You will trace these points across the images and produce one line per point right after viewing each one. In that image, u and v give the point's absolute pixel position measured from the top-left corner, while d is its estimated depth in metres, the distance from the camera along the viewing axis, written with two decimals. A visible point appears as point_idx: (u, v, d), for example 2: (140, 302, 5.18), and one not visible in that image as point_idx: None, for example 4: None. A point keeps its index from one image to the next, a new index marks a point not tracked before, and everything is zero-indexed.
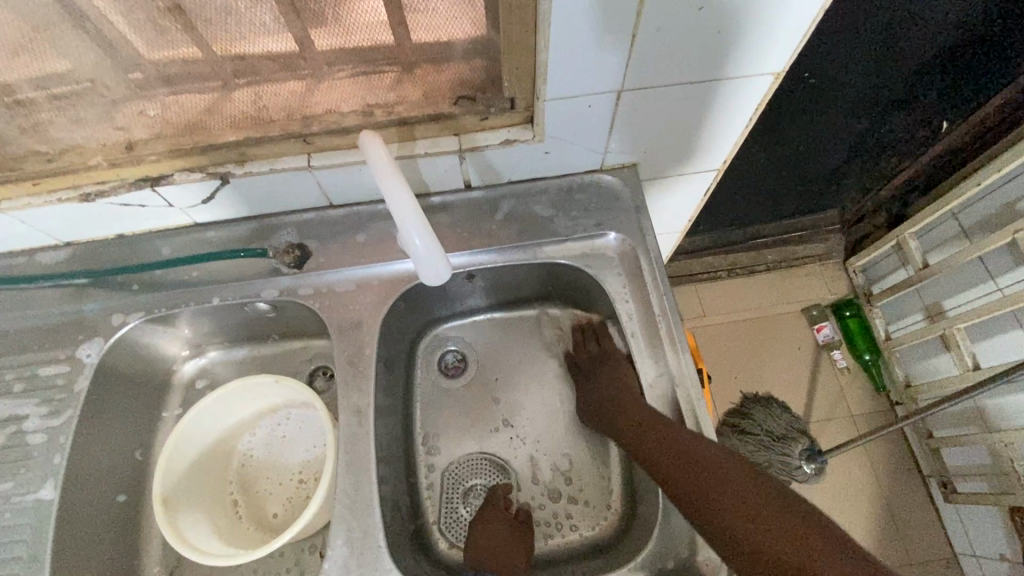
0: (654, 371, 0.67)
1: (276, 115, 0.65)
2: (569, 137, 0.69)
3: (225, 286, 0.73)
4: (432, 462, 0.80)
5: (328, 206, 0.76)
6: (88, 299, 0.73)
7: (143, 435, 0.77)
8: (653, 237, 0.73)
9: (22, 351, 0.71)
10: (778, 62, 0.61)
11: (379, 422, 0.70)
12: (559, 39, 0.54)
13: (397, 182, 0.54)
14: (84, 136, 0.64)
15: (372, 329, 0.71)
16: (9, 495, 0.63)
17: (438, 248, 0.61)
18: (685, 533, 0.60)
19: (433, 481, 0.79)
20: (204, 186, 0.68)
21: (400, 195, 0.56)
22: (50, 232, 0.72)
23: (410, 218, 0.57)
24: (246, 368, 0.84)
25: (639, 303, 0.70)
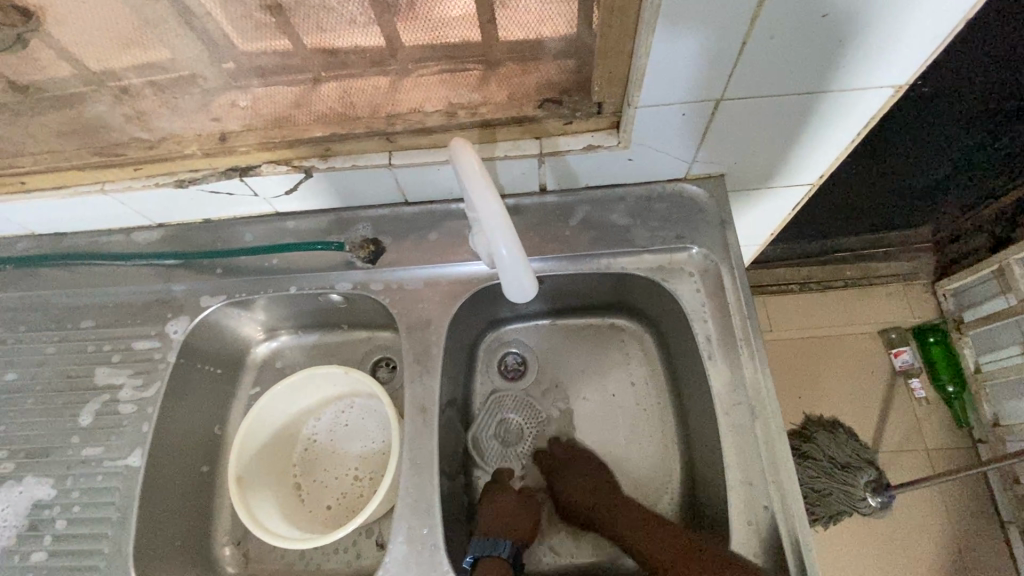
0: (721, 365, 0.64)
1: (362, 112, 0.66)
2: (656, 145, 0.66)
3: (302, 276, 0.75)
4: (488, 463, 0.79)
5: (403, 203, 0.77)
6: (176, 280, 0.76)
7: (221, 411, 0.81)
8: (738, 255, 0.69)
9: (117, 325, 0.75)
10: (902, 75, 0.56)
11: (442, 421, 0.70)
12: (665, 45, 0.51)
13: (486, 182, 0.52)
14: (181, 126, 0.66)
15: (440, 329, 0.71)
16: (102, 459, 0.68)
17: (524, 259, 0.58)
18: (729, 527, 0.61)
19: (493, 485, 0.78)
20: (290, 179, 0.70)
21: (488, 197, 0.53)
22: (146, 213, 0.76)
23: (497, 224, 0.54)
24: (314, 355, 0.86)
25: (718, 327, 0.66)
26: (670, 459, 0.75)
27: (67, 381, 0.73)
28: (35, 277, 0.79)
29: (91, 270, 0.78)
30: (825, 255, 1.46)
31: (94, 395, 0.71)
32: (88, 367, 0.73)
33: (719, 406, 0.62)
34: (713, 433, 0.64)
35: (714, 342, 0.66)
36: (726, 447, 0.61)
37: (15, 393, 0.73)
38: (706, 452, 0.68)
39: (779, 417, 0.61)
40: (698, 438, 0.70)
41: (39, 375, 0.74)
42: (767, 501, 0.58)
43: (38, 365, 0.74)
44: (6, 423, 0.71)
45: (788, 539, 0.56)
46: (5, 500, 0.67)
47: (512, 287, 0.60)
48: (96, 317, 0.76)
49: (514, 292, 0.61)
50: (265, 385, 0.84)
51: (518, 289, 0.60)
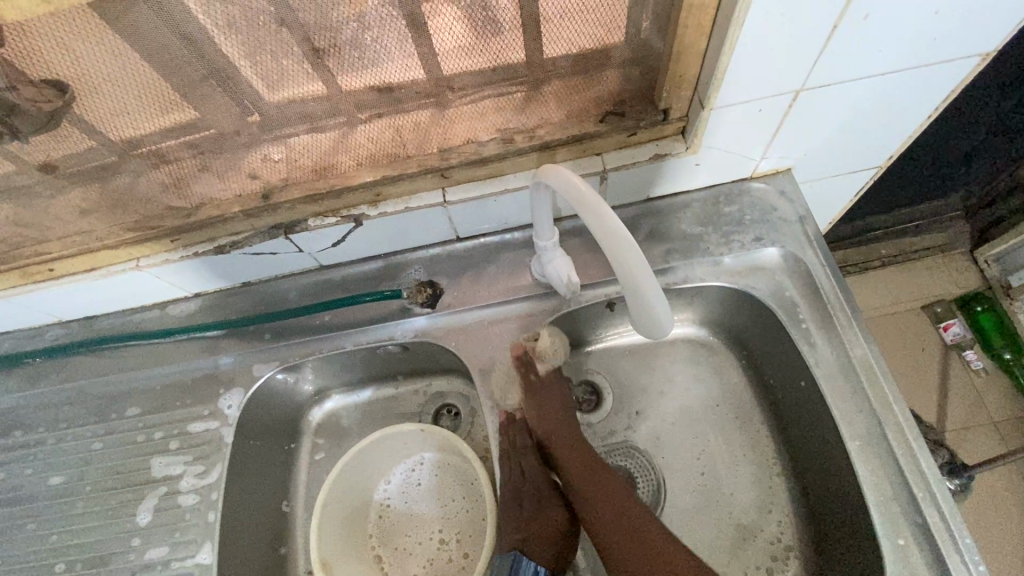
0: (832, 367, 0.60)
1: (412, 149, 0.62)
2: (725, 146, 0.62)
3: (357, 331, 0.70)
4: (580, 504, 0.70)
5: (455, 239, 0.72)
6: (222, 352, 0.71)
7: (283, 485, 0.75)
8: (824, 251, 0.65)
9: (166, 409, 0.70)
10: (992, 42, 0.53)
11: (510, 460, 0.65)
12: (749, 40, 0.48)
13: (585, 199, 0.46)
14: (220, 189, 0.62)
15: (515, 368, 0.66)
16: (168, 561, 0.62)
17: (654, 284, 0.48)
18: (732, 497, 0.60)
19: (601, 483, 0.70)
20: (338, 230, 0.66)
21: (594, 214, 0.46)
22: (184, 284, 0.71)
23: (614, 240, 0.46)
24: (371, 412, 0.80)
25: (818, 327, 0.62)
26: (776, 478, 0.68)
27: (119, 477, 0.67)
28: (70, 367, 0.73)
29: (129, 352, 0.73)
30: (858, 235, 1.41)
31: (151, 489, 0.66)
32: (141, 459, 0.67)
33: (840, 416, 0.58)
34: (833, 445, 0.60)
35: (819, 345, 0.61)
36: (858, 461, 0.56)
37: (62, 499, 0.67)
38: (822, 467, 0.62)
39: (909, 423, 0.57)
40: (807, 452, 0.65)
41: (86, 475, 0.68)
42: (918, 516, 0.53)
43: (84, 465, 0.68)
44: (58, 533, 0.65)
45: (947, 552, 0.51)
46: None
47: (645, 322, 0.52)
48: (142, 403, 0.70)
49: (652, 328, 0.52)
50: (325, 451, 0.78)
51: (652, 326, 0.52)
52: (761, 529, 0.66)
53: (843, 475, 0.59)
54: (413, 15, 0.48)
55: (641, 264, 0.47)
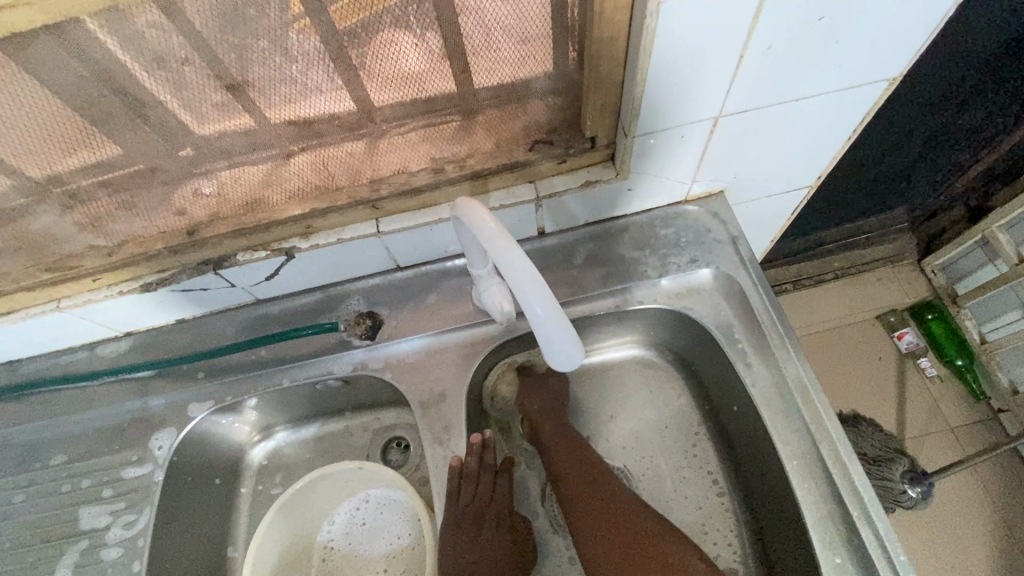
0: (766, 385, 0.61)
1: (342, 181, 0.61)
2: (653, 172, 0.63)
3: (294, 367, 0.69)
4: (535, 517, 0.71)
5: (394, 268, 0.71)
6: (152, 393, 0.68)
7: (221, 531, 0.71)
8: (756, 270, 0.65)
9: (90, 457, 0.66)
10: (897, 67, 0.55)
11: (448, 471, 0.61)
12: (659, 72, 0.49)
13: (495, 240, 0.44)
14: (143, 227, 0.60)
15: (456, 399, 0.65)
16: None
17: (564, 321, 0.47)
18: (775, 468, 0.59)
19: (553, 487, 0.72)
20: (270, 264, 0.64)
21: (506, 256, 0.44)
22: (111, 324, 0.68)
23: (524, 282, 0.44)
24: (315, 449, 0.77)
25: (753, 345, 0.63)
26: (721, 500, 0.68)
27: (37, 532, 0.63)
28: None
29: (52, 396, 0.70)
30: (812, 249, 1.44)
31: (70, 544, 0.62)
32: (64, 512, 0.63)
33: (776, 436, 0.58)
34: (773, 466, 0.60)
35: (754, 363, 0.62)
36: (795, 481, 0.56)
37: None
38: (766, 489, 0.62)
39: (843, 442, 0.57)
40: (750, 472, 0.65)
41: (3, 530, 0.63)
42: (854, 536, 0.53)
43: (0, 520, 0.64)
44: None
45: (883, 570, 0.51)
46: None
47: (558, 360, 0.50)
48: (66, 450, 0.67)
49: (559, 362, 0.51)
50: (266, 493, 0.75)
51: (564, 360, 0.50)
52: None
53: (784, 499, 0.58)
54: (332, 52, 0.48)
55: (545, 303, 0.45)
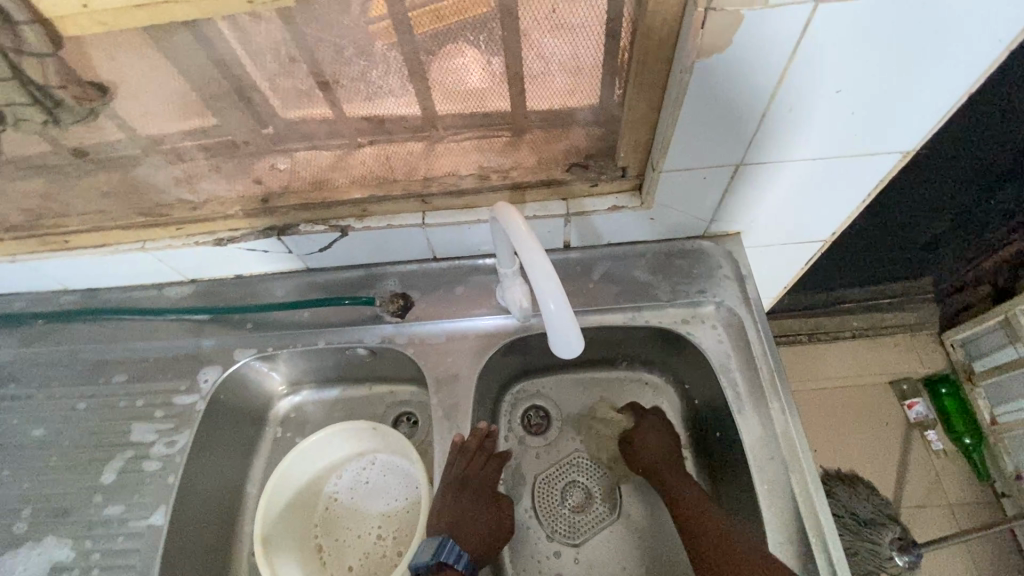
0: (752, 414, 0.65)
1: (399, 174, 0.70)
2: (676, 206, 0.69)
3: (330, 330, 0.77)
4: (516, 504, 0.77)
5: (431, 258, 0.79)
6: (206, 335, 0.77)
7: (243, 466, 0.80)
8: (758, 310, 0.70)
9: (145, 381, 0.75)
10: (909, 141, 0.60)
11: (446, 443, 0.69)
12: (690, 119, 0.56)
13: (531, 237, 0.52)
14: (226, 190, 0.70)
15: (467, 382, 0.72)
16: (123, 519, 0.67)
17: (571, 315, 0.53)
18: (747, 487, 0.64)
19: (539, 482, 0.79)
20: (325, 238, 0.73)
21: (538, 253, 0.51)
22: (181, 269, 0.78)
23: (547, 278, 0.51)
24: (334, 409, 0.86)
25: (746, 378, 0.67)
26: None
27: (92, 437, 0.72)
28: (68, 331, 0.80)
29: (122, 324, 0.80)
30: (832, 305, 1.47)
31: (118, 452, 0.71)
32: (118, 424, 0.73)
33: (758, 476, 0.62)
34: (748, 501, 0.64)
35: (744, 393, 0.67)
36: (763, 503, 0.61)
37: (40, 449, 0.72)
38: (737, 509, 0.68)
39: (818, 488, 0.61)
40: (723, 490, 0.71)
41: (64, 431, 0.73)
42: (808, 559, 0.58)
43: (65, 421, 0.74)
44: (30, 481, 0.71)
45: None
46: (26, 560, 0.66)
47: (563, 346, 0.55)
48: (127, 371, 0.76)
49: (563, 349, 0.56)
50: (286, 441, 0.83)
51: (565, 347, 0.55)
52: (660, 566, 0.72)
53: (751, 519, 0.64)
54: (410, 66, 0.56)
55: (558, 301, 0.52)
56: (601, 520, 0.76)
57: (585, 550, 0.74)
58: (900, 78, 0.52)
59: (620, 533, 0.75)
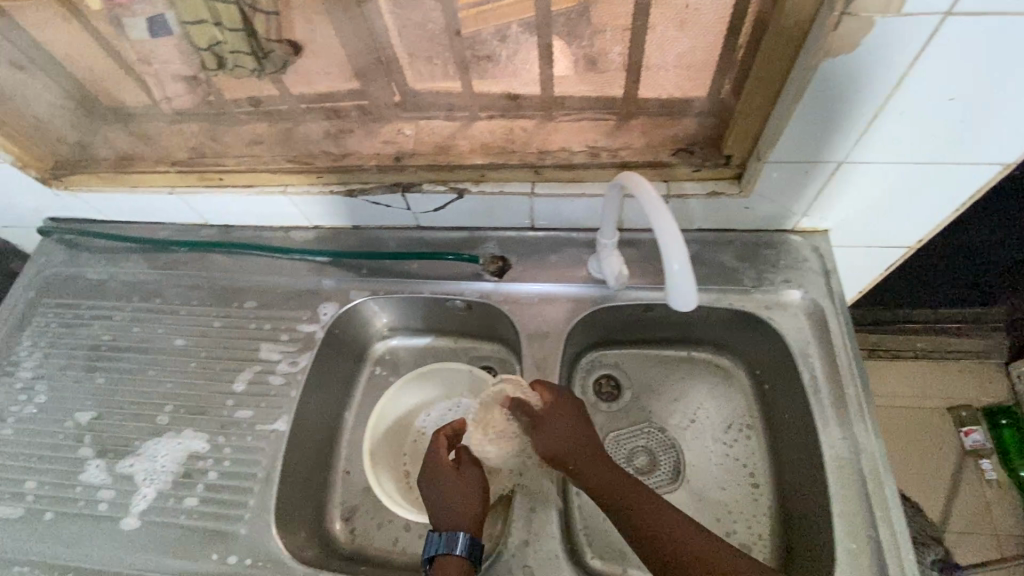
0: (830, 402, 0.70)
1: (518, 146, 0.77)
2: (772, 197, 0.74)
3: (435, 282, 0.86)
4: (583, 454, 0.84)
5: (530, 228, 0.86)
6: (326, 274, 0.87)
7: (344, 395, 0.90)
8: (840, 302, 0.75)
9: (273, 309, 0.85)
10: (1012, 154, 0.63)
11: None
12: (804, 113, 0.61)
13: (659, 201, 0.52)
14: (366, 146, 0.79)
15: (557, 340, 0.79)
16: (252, 423, 0.77)
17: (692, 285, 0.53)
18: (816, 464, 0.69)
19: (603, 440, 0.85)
20: (443, 198, 0.81)
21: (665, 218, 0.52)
22: (310, 215, 0.88)
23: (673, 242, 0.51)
24: (424, 356, 0.94)
25: (823, 364, 0.72)
26: (757, 492, 0.79)
27: (226, 351, 0.83)
28: (207, 259, 0.91)
29: (254, 258, 0.90)
30: (896, 323, 1.47)
31: (249, 366, 0.81)
32: (249, 342, 0.83)
33: (834, 485, 0.65)
34: (820, 503, 0.67)
35: (820, 378, 0.71)
36: (831, 477, 0.66)
37: (181, 355, 0.84)
38: (803, 486, 0.72)
39: (896, 501, 0.64)
40: (792, 479, 0.75)
41: (202, 343, 0.84)
42: (873, 531, 0.63)
43: (203, 334, 0.85)
44: (172, 381, 0.82)
45: (892, 560, 0.61)
46: (167, 446, 0.77)
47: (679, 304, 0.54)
48: (258, 299, 0.87)
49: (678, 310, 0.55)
50: (380, 379, 0.92)
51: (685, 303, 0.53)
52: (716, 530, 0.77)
53: (817, 492, 0.68)
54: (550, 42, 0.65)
55: (683, 264, 0.51)
56: (663, 486, 0.81)
57: None
58: (1015, 90, 0.56)
59: (682, 499, 0.80)
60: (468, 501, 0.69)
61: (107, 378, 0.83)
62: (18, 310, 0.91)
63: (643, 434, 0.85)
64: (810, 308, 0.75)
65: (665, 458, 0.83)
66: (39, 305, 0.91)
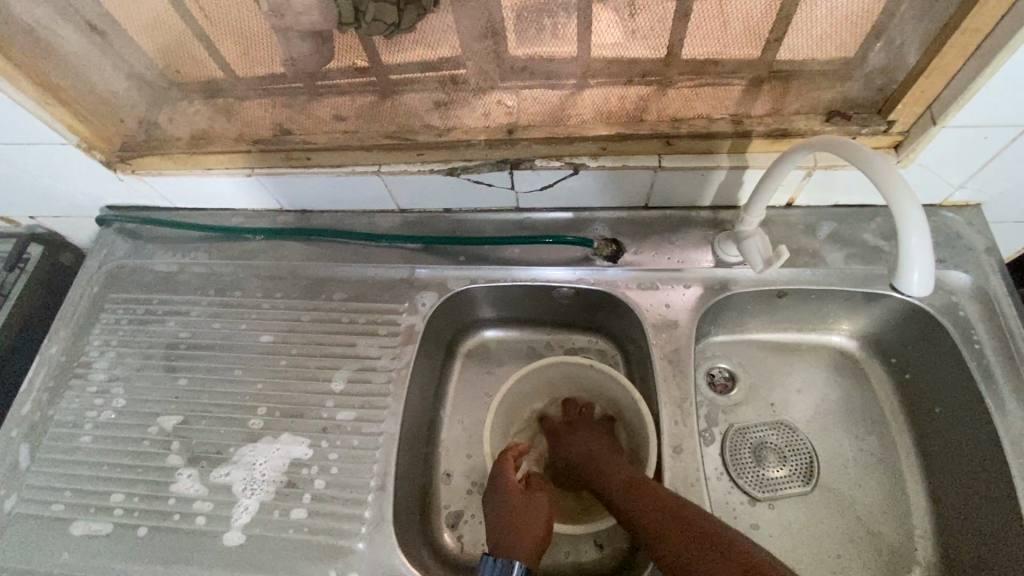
0: (1008, 392, 0.64)
1: (647, 116, 0.69)
2: (934, 168, 0.67)
3: (538, 268, 0.78)
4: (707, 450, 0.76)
5: (642, 207, 0.79)
6: (421, 262, 0.80)
7: (440, 392, 0.83)
8: (1007, 281, 0.69)
9: (366, 301, 0.79)
10: None
11: (670, 383, 0.70)
12: (1011, 69, 0.54)
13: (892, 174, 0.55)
14: (475, 119, 0.72)
15: (686, 329, 0.73)
16: (357, 427, 0.70)
17: None
18: (993, 462, 0.63)
19: (727, 438, 0.77)
20: (555, 174, 0.74)
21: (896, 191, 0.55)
22: (401, 197, 0.80)
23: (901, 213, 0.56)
24: (521, 348, 0.87)
25: (994, 353, 0.66)
26: (904, 492, 0.72)
27: (318, 347, 0.76)
28: (286, 247, 0.84)
29: (339, 245, 0.83)
30: None
31: (345, 363, 0.74)
32: (344, 337, 0.76)
33: (1021, 484, 0.60)
34: (1000, 504, 0.62)
35: (993, 368, 0.65)
36: (1017, 476, 0.60)
37: (268, 353, 0.77)
38: (968, 485, 0.67)
39: None
40: (949, 473, 0.69)
41: (290, 340, 0.77)
42: None
43: (290, 330, 0.78)
44: (261, 382, 0.75)
45: None
46: (264, 454, 0.70)
47: None
48: (347, 290, 0.80)
49: None
50: (475, 374, 0.85)
51: None
52: (865, 534, 0.70)
53: (994, 491, 0.63)
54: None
55: (923, 235, 0.47)
56: (797, 485, 0.74)
57: (788, 511, 0.72)
58: None
59: (819, 500, 0.72)
60: (536, 524, 0.63)
61: (190, 380, 0.76)
62: (83, 308, 0.84)
63: (769, 430, 0.77)
64: (975, 293, 0.69)
65: (799, 457, 0.75)
66: (106, 301, 0.84)
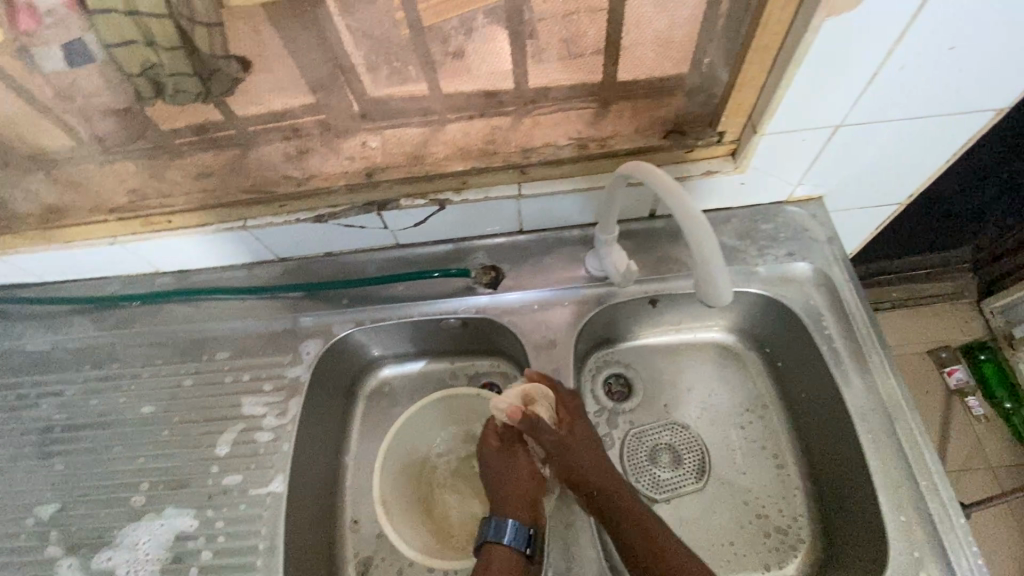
0: (854, 371, 0.69)
1: (500, 147, 0.72)
2: (769, 170, 0.71)
3: (422, 303, 0.79)
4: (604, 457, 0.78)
5: (518, 232, 0.81)
6: (302, 310, 0.79)
7: (340, 438, 0.82)
8: (848, 267, 0.74)
9: (249, 356, 0.77)
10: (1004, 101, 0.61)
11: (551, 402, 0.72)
12: (803, 80, 0.58)
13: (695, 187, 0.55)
14: (333, 164, 0.73)
15: (566, 346, 0.75)
16: (244, 489, 0.69)
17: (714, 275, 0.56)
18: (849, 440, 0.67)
19: (624, 443, 0.79)
20: (424, 212, 0.74)
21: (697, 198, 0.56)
22: (276, 248, 0.80)
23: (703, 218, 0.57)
24: (421, 383, 0.87)
25: (842, 335, 0.71)
26: (785, 474, 0.76)
27: (202, 411, 0.74)
28: (163, 311, 0.81)
29: (218, 303, 0.81)
30: None
31: (231, 424, 0.73)
32: (228, 398, 0.75)
33: (872, 460, 0.64)
34: (858, 478, 0.66)
35: (841, 351, 0.70)
36: (868, 453, 0.64)
37: (150, 424, 0.74)
38: (834, 463, 0.70)
39: (933, 459, 0.64)
40: (820, 454, 0.73)
41: (172, 409, 0.75)
42: (921, 503, 0.62)
43: (172, 398, 0.76)
44: (144, 456, 0.72)
45: (941, 531, 0.60)
46: (148, 531, 0.67)
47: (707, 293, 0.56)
48: (229, 348, 0.78)
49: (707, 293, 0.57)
50: (376, 415, 0.85)
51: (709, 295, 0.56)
52: (754, 519, 0.74)
53: (853, 467, 0.67)
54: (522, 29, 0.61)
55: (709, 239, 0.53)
56: (691, 481, 0.76)
57: (681, 509, 0.75)
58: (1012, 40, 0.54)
59: (711, 494, 0.75)
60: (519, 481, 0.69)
61: (67, 464, 0.73)
62: None
63: (662, 430, 0.80)
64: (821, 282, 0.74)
65: (691, 454, 0.78)
66: None
